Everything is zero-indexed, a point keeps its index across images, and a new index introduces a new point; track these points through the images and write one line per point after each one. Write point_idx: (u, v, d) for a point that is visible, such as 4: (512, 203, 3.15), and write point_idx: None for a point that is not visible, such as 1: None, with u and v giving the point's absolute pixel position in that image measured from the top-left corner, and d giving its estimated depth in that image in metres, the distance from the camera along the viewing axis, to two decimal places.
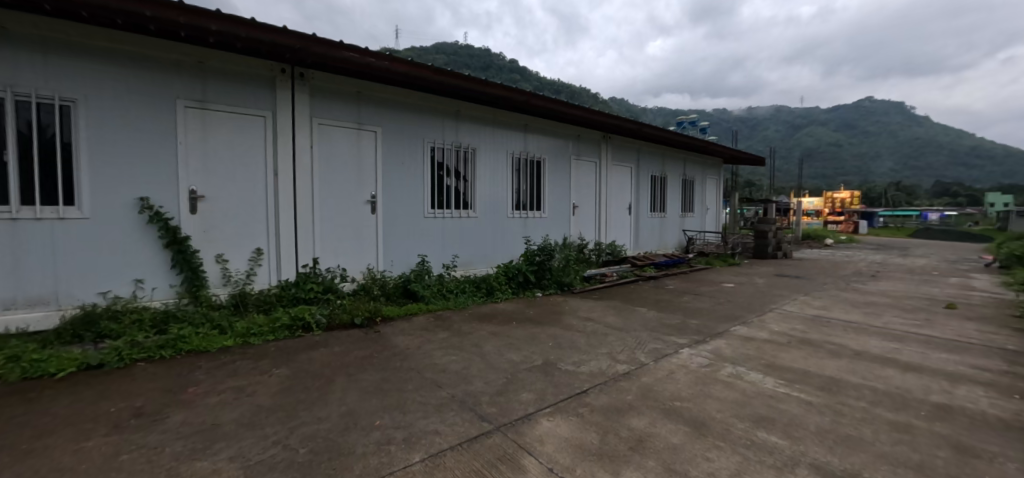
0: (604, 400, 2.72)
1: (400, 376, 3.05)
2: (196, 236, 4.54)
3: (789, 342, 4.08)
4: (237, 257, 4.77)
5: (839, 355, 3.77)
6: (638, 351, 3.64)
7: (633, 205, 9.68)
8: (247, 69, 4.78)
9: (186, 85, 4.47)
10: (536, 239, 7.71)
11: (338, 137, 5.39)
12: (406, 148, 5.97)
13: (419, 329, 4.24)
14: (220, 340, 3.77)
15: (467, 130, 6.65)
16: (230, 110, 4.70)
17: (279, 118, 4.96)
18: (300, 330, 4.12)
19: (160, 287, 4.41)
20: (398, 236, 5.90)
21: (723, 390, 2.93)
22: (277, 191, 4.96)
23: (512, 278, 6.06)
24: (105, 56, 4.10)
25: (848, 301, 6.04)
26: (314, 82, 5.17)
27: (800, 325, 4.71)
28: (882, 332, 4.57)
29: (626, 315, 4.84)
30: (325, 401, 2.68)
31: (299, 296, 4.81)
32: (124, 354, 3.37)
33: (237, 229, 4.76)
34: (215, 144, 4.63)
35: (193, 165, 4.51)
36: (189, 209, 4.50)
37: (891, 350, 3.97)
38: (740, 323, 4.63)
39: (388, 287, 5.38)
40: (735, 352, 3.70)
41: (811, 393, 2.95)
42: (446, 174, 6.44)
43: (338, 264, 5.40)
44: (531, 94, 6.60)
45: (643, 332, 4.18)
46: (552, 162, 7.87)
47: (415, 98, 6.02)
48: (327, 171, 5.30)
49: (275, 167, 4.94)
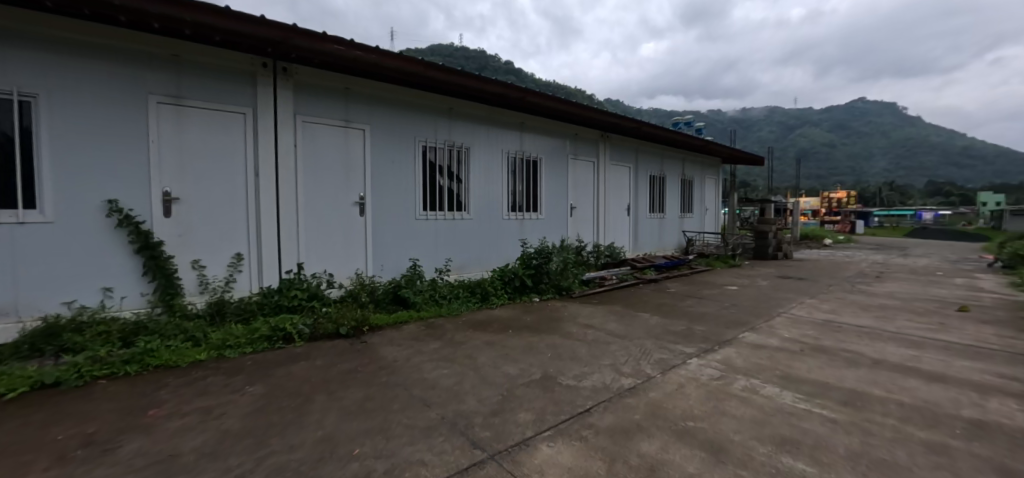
0: (610, 420, 2.47)
1: (385, 394, 2.78)
2: (171, 241, 4.24)
3: (802, 350, 3.85)
4: (214, 262, 4.47)
5: (857, 365, 3.53)
6: (643, 362, 3.38)
7: (631, 207, 9.42)
8: (226, 63, 4.50)
9: (159, 80, 4.20)
10: (533, 241, 7.45)
11: (325, 136, 5.12)
12: (396, 147, 5.70)
13: (409, 338, 3.96)
14: (192, 353, 3.48)
15: (461, 129, 6.40)
16: (207, 106, 4.42)
17: (261, 115, 4.69)
18: (281, 341, 3.83)
19: (131, 296, 4.11)
20: (388, 239, 5.63)
21: (739, 407, 2.68)
22: (258, 193, 4.67)
23: (508, 283, 5.77)
24: (69, 47, 3.81)
25: (857, 304, 5.83)
26: (298, 78, 4.91)
27: (811, 330, 4.47)
28: (898, 338, 4.33)
29: (629, 321, 4.58)
30: (300, 425, 2.41)
31: (281, 304, 4.50)
32: (84, 371, 3.08)
33: (214, 234, 4.47)
34: (191, 143, 4.35)
35: (167, 165, 4.23)
36: (162, 212, 4.20)
37: (911, 358, 3.74)
38: (749, 329, 4.38)
39: (377, 293, 5.06)
40: (747, 363, 3.45)
41: (833, 410, 2.71)
42: (438, 175, 6.18)
43: (324, 269, 5.12)
44: (527, 90, 6.33)
45: (648, 340, 3.93)
46: (548, 161, 7.62)
47: (407, 95, 5.76)
48: (311, 169, 5.02)
49: (256, 167, 4.66)
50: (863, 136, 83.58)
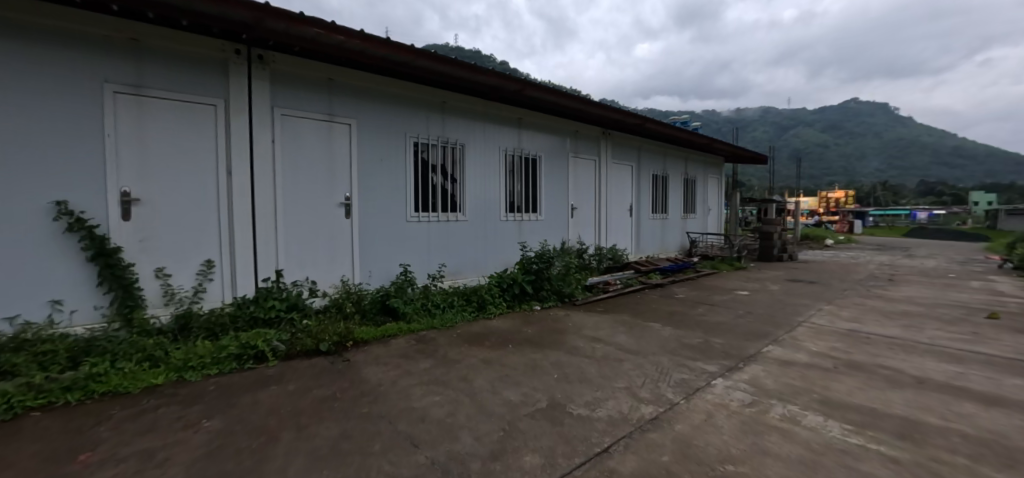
0: (633, 464, 2.06)
1: (366, 429, 2.36)
2: (131, 247, 3.80)
3: (835, 366, 3.46)
4: (181, 271, 4.03)
5: (900, 384, 3.14)
6: (662, 384, 2.98)
7: (633, 207, 9.03)
8: (194, 49, 4.05)
9: (117, 67, 3.75)
10: (532, 244, 7.05)
11: (306, 131, 4.68)
12: (384, 143, 5.26)
13: (397, 355, 3.54)
14: (147, 377, 3.04)
15: (455, 124, 5.98)
16: (173, 97, 3.98)
17: (234, 108, 4.24)
18: (251, 361, 3.39)
19: (83, 309, 3.66)
20: (377, 244, 5.20)
21: (781, 443, 2.28)
22: (231, 194, 4.23)
23: (506, 290, 5.33)
24: (9, 28, 3.35)
25: (879, 311, 5.47)
26: (276, 67, 4.47)
27: (839, 343, 4.08)
28: (934, 350, 3.96)
29: (640, 334, 4.18)
30: (258, 475, 1.98)
31: (256, 316, 4.05)
32: (14, 402, 2.64)
33: (181, 239, 4.03)
34: (154, 138, 3.90)
35: (126, 162, 3.78)
36: (121, 215, 3.76)
37: (957, 375, 3.36)
38: (772, 342, 3.99)
39: (364, 303, 4.63)
40: (778, 384, 3.05)
41: (891, 446, 2.32)
42: (431, 174, 5.76)
43: (305, 276, 4.69)
44: (526, 82, 5.83)
45: (664, 357, 3.53)
46: (548, 159, 7.22)
47: (396, 87, 5.34)
48: (291, 168, 4.58)
49: (228, 165, 4.22)
50: (857, 136, 83.89)
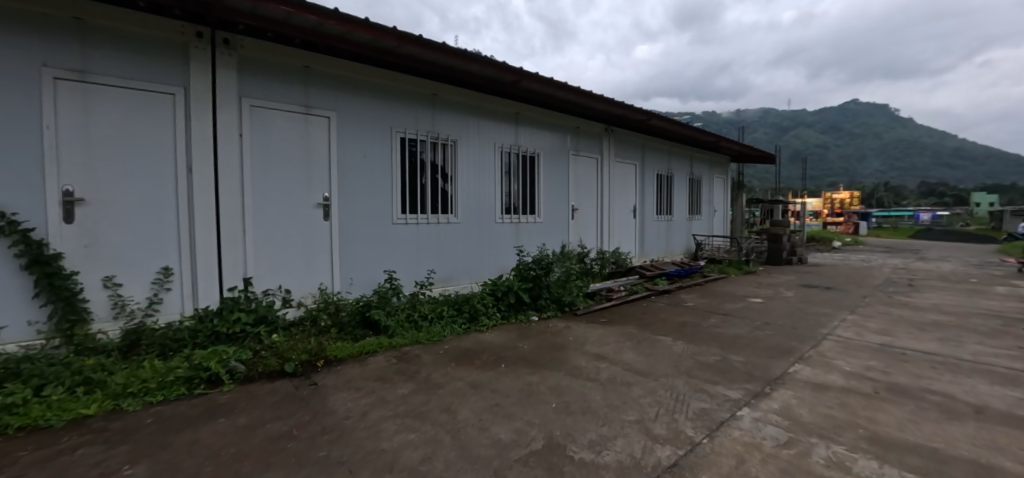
0: None
1: None
2: (74, 253, 3.36)
3: (875, 391, 3.00)
4: (134, 279, 3.59)
5: (957, 415, 2.69)
6: (680, 417, 2.53)
7: (636, 208, 8.58)
8: (149, 31, 3.62)
9: (58, 49, 3.31)
10: (530, 248, 6.60)
11: (278, 124, 4.24)
12: (368, 138, 4.82)
13: (373, 378, 3.09)
14: (76, 407, 2.60)
15: (446, 118, 5.53)
16: (124, 84, 3.54)
17: (196, 97, 3.80)
18: (203, 386, 2.95)
19: (14, 325, 3.21)
20: (359, 248, 4.75)
21: None
22: (191, 194, 3.79)
23: (501, 300, 4.88)
24: None
25: (907, 321, 5.02)
26: (243, 52, 4.02)
27: (873, 361, 3.62)
28: (983, 370, 3.49)
29: (648, 350, 3.73)
30: None
31: (217, 331, 3.59)
32: None
33: (133, 244, 3.59)
34: (102, 130, 3.46)
35: (67, 157, 3.34)
36: (62, 217, 3.32)
37: (1020, 402, 2.90)
38: (798, 361, 3.54)
39: (342, 314, 4.19)
40: (816, 415, 2.60)
41: None
42: (420, 172, 5.31)
43: (278, 284, 4.25)
44: (524, 74, 5.31)
45: (678, 380, 3.07)
46: (546, 157, 6.77)
47: (381, 77, 4.90)
48: (261, 165, 4.14)
49: (188, 160, 3.78)
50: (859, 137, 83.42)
